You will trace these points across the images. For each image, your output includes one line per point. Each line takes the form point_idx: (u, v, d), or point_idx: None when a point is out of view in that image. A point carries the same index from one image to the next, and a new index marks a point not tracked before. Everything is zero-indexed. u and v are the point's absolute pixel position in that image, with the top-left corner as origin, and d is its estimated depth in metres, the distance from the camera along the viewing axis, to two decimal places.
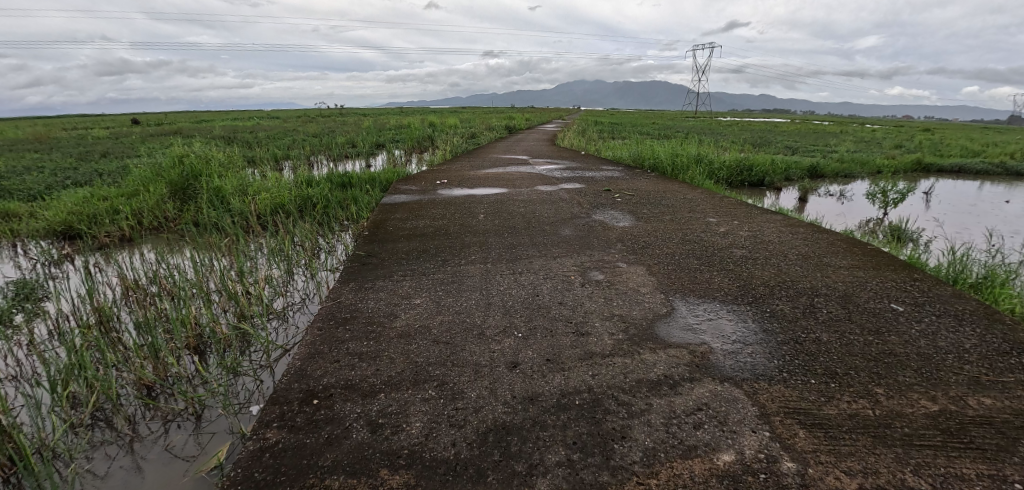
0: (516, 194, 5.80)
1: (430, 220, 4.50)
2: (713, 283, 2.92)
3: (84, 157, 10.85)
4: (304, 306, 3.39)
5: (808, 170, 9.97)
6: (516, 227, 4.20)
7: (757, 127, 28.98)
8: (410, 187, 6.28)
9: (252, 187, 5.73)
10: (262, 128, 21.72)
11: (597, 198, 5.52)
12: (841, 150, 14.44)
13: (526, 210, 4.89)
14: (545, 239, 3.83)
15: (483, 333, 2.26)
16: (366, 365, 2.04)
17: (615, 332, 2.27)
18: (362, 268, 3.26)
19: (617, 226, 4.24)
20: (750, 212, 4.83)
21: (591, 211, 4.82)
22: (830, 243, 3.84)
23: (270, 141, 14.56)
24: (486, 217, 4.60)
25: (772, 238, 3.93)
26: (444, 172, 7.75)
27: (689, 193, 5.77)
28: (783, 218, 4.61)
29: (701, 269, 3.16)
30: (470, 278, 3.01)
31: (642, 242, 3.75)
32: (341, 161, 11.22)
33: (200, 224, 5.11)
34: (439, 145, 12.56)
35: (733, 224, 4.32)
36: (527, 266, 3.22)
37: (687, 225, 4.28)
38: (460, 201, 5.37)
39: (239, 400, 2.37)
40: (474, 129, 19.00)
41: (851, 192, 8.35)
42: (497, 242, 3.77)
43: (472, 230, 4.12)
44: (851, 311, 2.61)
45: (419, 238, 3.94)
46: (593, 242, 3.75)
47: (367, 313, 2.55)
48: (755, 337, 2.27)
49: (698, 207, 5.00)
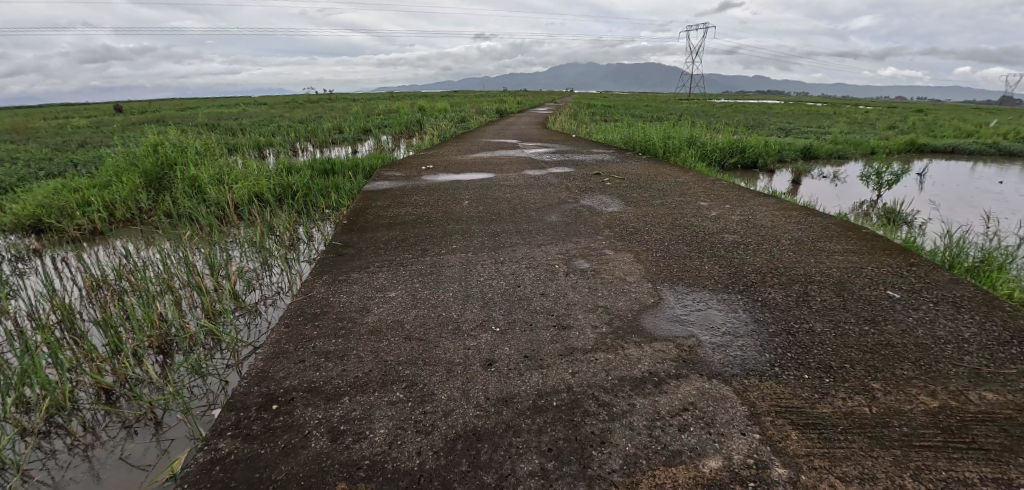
0: (504, 178, 5.62)
1: (412, 207, 4.32)
2: (705, 270, 2.78)
3: (59, 148, 10.42)
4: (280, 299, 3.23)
5: (802, 151, 9.80)
6: (502, 213, 4.04)
7: (753, 109, 28.57)
8: (394, 173, 6.05)
9: (229, 175, 5.52)
10: (249, 115, 21.14)
11: (587, 182, 5.36)
12: (835, 132, 14.26)
13: (512, 196, 4.71)
14: (531, 226, 3.67)
15: (459, 328, 2.13)
16: (332, 366, 1.89)
17: (599, 325, 2.15)
18: (336, 260, 3.09)
19: (606, 211, 4.11)
20: (743, 195, 4.71)
21: (579, 196, 4.67)
22: (824, 226, 3.73)
23: (254, 128, 14.15)
24: (471, 203, 4.44)
25: (765, 222, 3.81)
26: (430, 157, 7.56)
27: (681, 176, 5.63)
28: (776, 200, 4.50)
29: (690, 255, 3.02)
30: (450, 268, 2.87)
31: (630, 227, 3.62)
32: (327, 146, 10.94)
33: (175, 215, 4.89)
34: (427, 129, 12.25)
35: (724, 208, 4.20)
36: (510, 254, 3.08)
37: (679, 209, 4.13)
38: (444, 187, 5.17)
39: (202, 402, 2.20)
40: (465, 113, 18.69)
41: (846, 174, 8.20)
42: (481, 229, 3.62)
43: (455, 217, 3.96)
44: (847, 299, 2.50)
45: (399, 226, 3.76)
46: (580, 228, 3.60)
47: (338, 307, 2.40)
48: (745, 328, 2.16)
49: (690, 191, 4.85)
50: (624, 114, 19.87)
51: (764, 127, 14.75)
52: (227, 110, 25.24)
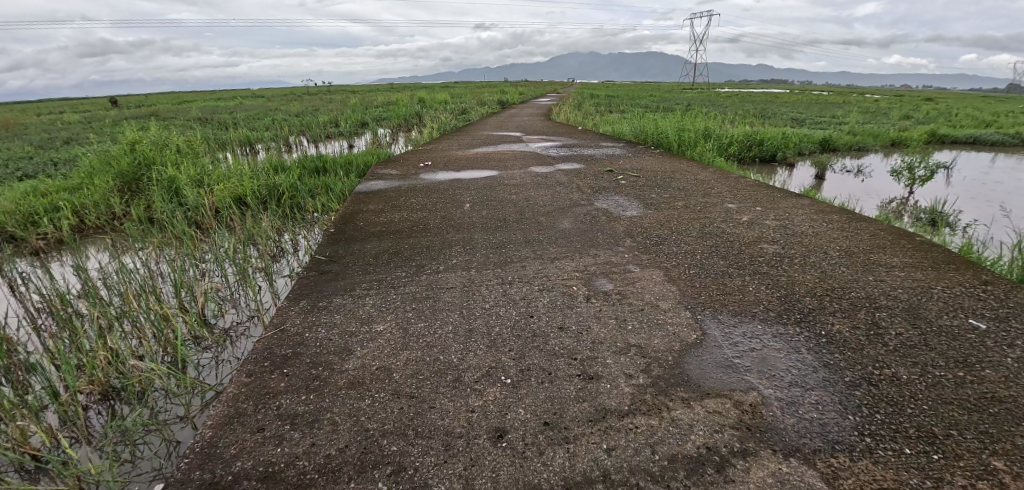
0: (508, 177, 5.17)
1: (407, 212, 3.89)
2: (750, 293, 2.36)
3: (44, 146, 10.00)
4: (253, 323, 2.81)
5: (820, 144, 9.29)
6: (507, 219, 3.61)
7: (760, 99, 27.86)
8: (389, 171, 5.59)
9: (210, 176, 5.10)
10: (246, 108, 20.64)
11: (599, 180, 4.92)
12: (851, 121, 13.73)
13: (517, 197, 4.27)
14: (540, 236, 3.23)
15: (460, 380, 1.72)
16: (298, 439, 1.51)
17: (635, 373, 1.74)
18: (318, 280, 2.68)
19: (624, 215, 3.67)
20: (773, 195, 4.26)
21: (592, 197, 4.22)
22: (872, 234, 3.29)
23: (248, 122, 13.66)
24: (473, 205, 4.00)
25: (805, 229, 3.37)
26: (429, 152, 7.13)
27: (700, 173, 5.18)
28: (811, 202, 4.05)
29: (729, 273, 2.60)
30: (449, 291, 2.45)
31: (654, 236, 3.19)
32: (322, 141, 10.51)
33: (150, 222, 4.49)
34: (426, 122, 11.74)
35: (756, 211, 3.76)
36: (519, 272, 2.65)
37: (705, 213, 3.68)
38: (443, 187, 4.73)
39: (143, 471, 1.81)
40: (466, 104, 18.18)
41: (871, 168, 7.70)
42: (484, 239, 3.19)
43: (455, 223, 3.53)
44: (926, 333, 2.07)
45: (392, 236, 3.34)
46: (598, 238, 3.17)
47: (314, 349, 2.00)
48: (815, 377, 1.74)
49: (714, 191, 4.39)
50: (630, 104, 19.28)
51: (776, 117, 14.17)
52: (224, 104, 24.67)
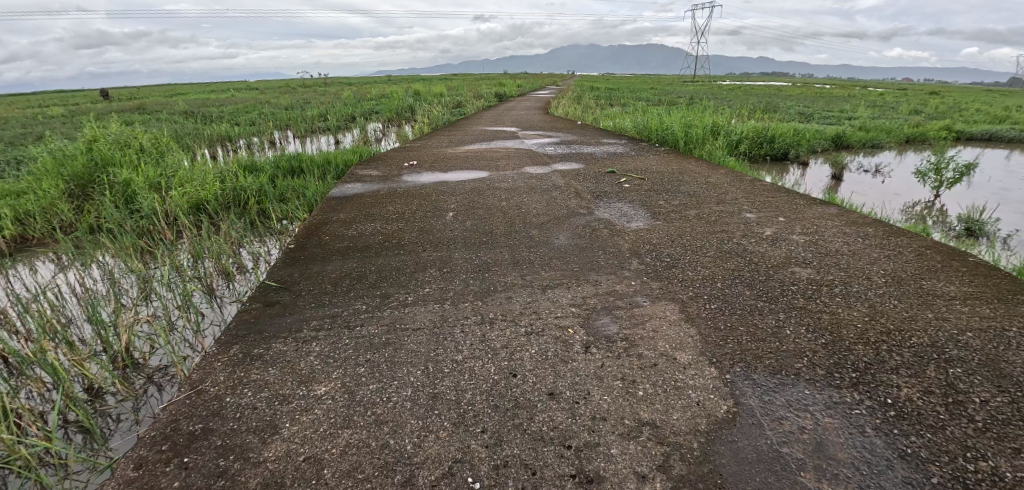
0: (498, 179, 4.68)
1: (380, 222, 3.40)
2: (788, 340, 1.91)
3: (14, 142, 9.47)
4: (185, 362, 2.37)
5: (832, 140, 8.80)
6: (494, 232, 3.13)
7: (764, 92, 27.29)
8: (370, 171, 5.10)
9: (170, 179, 4.62)
10: (236, 101, 19.99)
11: (599, 184, 4.44)
12: (861, 117, 13.21)
13: (507, 204, 3.79)
14: (532, 255, 2.76)
15: (411, 485, 1.27)
16: None
17: (649, 475, 1.29)
18: (260, 316, 2.22)
19: (628, 227, 3.20)
20: (795, 203, 3.79)
21: (593, 205, 3.74)
22: (917, 253, 2.83)
23: (233, 117, 13.07)
24: (457, 215, 3.53)
25: (839, 246, 2.91)
26: (417, 150, 6.62)
27: (711, 175, 4.69)
28: (839, 212, 3.59)
29: (759, 309, 2.14)
30: (415, 334, 1.98)
31: (665, 254, 2.72)
32: (307, 136, 9.96)
33: (100, 232, 4.02)
34: (417, 117, 11.19)
35: (779, 223, 3.29)
36: (504, 305, 2.18)
37: (722, 226, 3.20)
38: (427, 191, 4.25)
39: None
40: (462, 98, 17.63)
41: (889, 167, 7.25)
42: (465, 259, 2.72)
43: (434, 238, 3.07)
44: (1020, 401, 1.61)
45: (360, 253, 2.87)
46: (598, 257, 2.70)
47: (230, 424, 1.54)
48: (890, 477, 1.30)
49: (729, 197, 3.90)
50: (630, 97, 18.69)
51: (782, 111, 13.63)
52: (216, 97, 24.11)
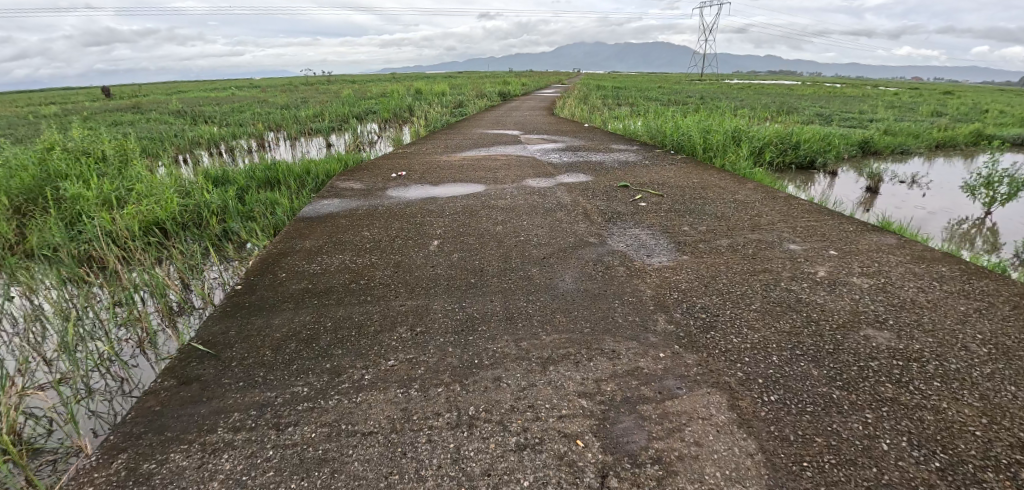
0: (496, 195, 4.12)
1: (351, 253, 2.84)
2: (888, 464, 1.35)
3: None
4: (48, 472, 1.74)
5: (860, 145, 8.17)
6: (485, 269, 2.57)
7: (776, 91, 26.55)
8: (352, 184, 4.55)
9: (125, 194, 4.09)
10: (233, 100, 19.51)
11: (611, 201, 3.87)
12: (884, 119, 12.54)
13: (504, 229, 3.23)
14: (531, 304, 2.20)
15: None
16: None
17: None
18: (168, 405, 1.69)
19: (649, 263, 2.63)
20: (844, 230, 3.21)
21: (604, 230, 3.17)
22: (1016, 306, 2.24)
23: (225, 117, 12.57)
24: (442, 243, 2.97)
25: (913, 295, 2.34)
26: (411, 157, 6.07)
27: (739, 191, 4.11)
28: (899, 243, 3.01)
29: (837, 405, 1.58)
30: (364, 446, 1.43)
31: (699, 307, 2.15)
32: (298, 139, 9.42)
33: (36, 258, 3.52)
34: (415, 118, 10.63)
35: (832, 260, 2.72)
36: (490, 391, 1.62)
37: (763, 263, 2.63)
38: (412, 210, 3.69)
39: None
40: (465, 96, 17.01)
41: (927, 178, 6.63)
42: (446, 310, 2.16)
43: (412, 276, 2.52)
44: None
45: (317, 299, 2.33)
46: (615, 309, 2.14)
47: None
48: None
49: (765, 222, 3.32)
50: (638, 97, 18.02)
51: (799, 112, 12.97)
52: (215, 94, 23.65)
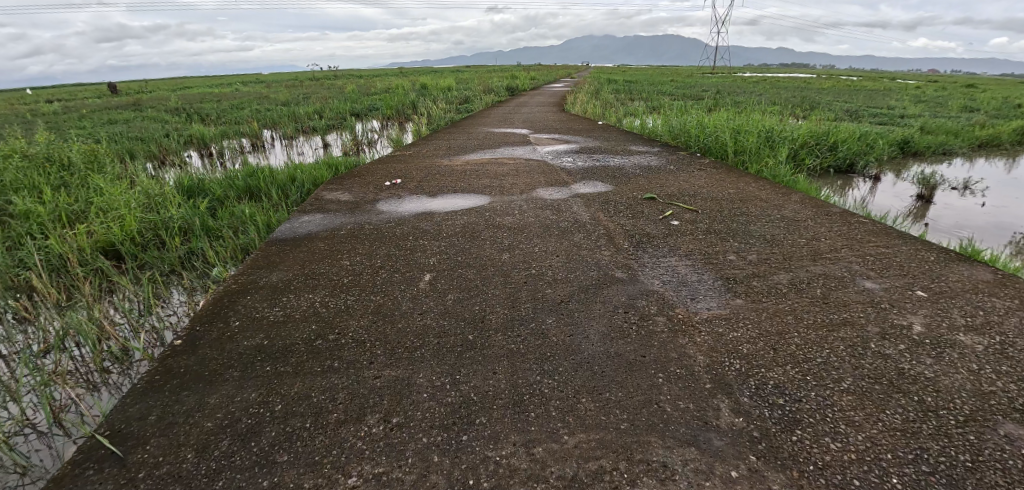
0: (503, 210, 3.58)
1: (324, 293, 2.32)
2: None
3: None
4: None
5: (898, 145, 7.50)
6: (487, 318, 2.04)
7: (793, 85, 25.65)
8: (341, 195, 4.04)
9: (81, 210, 3.60)
10: (237, 96, 19.08)
11: (636, 219, 3.32)
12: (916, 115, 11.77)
13: (512, 257, 2.70)
14: (546, 377, 1.66)
15: None
16: None
17: None
18: None
19: (693, 310, 2.08)
20: (925, 260, 2.64)
21: (633, 260, 2.63)
22: None
23: (222, 114, 12.08)
24: (435, 279, 2.44)
25: None
26: (409, 160, 5.55)
27: (785, 206, 3.53)
28: (1000, 279, 2.43)
29: None
30: None
31: (773, 386, 1.60)
32: (293, 139, 8.91)
33: None
34: (418, 115, 10.09)
35: (924, 306, 2.15)
36: None
37: (840, 312, 2.07)
38: (405, 230, 3.17)
39: None
40: (472, 91, 16.42)
41: (981, 183, 5.94)
42: (433, 386, 1.63)
43: (393, 328, 1.99)
44: None
45: (270, 362, 1.81)
46: (661, 390, 1.59)
47: None
48: None
49: (827, 249, 2.75)
50: (650, 92, 17.33)
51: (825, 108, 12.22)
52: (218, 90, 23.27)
